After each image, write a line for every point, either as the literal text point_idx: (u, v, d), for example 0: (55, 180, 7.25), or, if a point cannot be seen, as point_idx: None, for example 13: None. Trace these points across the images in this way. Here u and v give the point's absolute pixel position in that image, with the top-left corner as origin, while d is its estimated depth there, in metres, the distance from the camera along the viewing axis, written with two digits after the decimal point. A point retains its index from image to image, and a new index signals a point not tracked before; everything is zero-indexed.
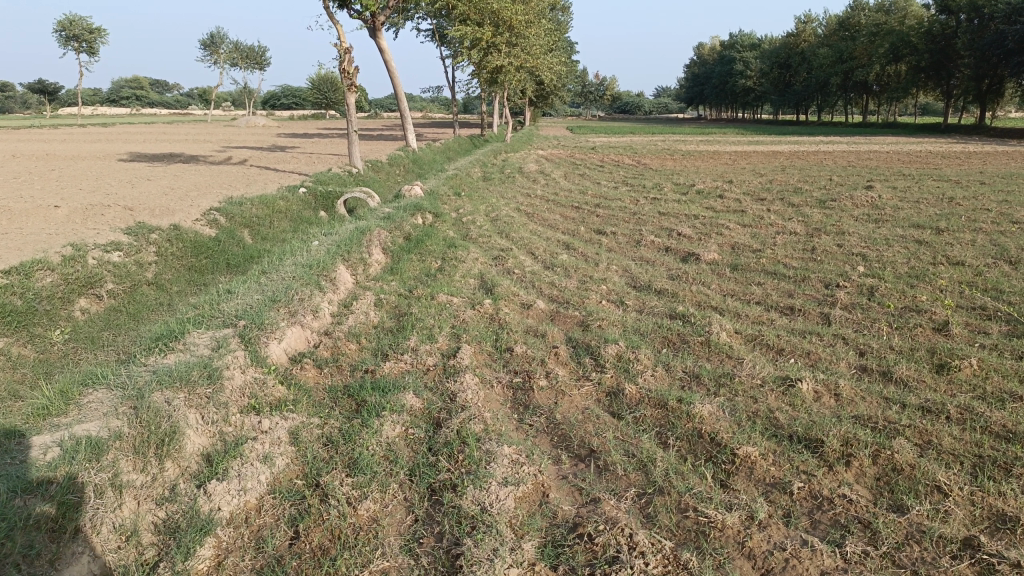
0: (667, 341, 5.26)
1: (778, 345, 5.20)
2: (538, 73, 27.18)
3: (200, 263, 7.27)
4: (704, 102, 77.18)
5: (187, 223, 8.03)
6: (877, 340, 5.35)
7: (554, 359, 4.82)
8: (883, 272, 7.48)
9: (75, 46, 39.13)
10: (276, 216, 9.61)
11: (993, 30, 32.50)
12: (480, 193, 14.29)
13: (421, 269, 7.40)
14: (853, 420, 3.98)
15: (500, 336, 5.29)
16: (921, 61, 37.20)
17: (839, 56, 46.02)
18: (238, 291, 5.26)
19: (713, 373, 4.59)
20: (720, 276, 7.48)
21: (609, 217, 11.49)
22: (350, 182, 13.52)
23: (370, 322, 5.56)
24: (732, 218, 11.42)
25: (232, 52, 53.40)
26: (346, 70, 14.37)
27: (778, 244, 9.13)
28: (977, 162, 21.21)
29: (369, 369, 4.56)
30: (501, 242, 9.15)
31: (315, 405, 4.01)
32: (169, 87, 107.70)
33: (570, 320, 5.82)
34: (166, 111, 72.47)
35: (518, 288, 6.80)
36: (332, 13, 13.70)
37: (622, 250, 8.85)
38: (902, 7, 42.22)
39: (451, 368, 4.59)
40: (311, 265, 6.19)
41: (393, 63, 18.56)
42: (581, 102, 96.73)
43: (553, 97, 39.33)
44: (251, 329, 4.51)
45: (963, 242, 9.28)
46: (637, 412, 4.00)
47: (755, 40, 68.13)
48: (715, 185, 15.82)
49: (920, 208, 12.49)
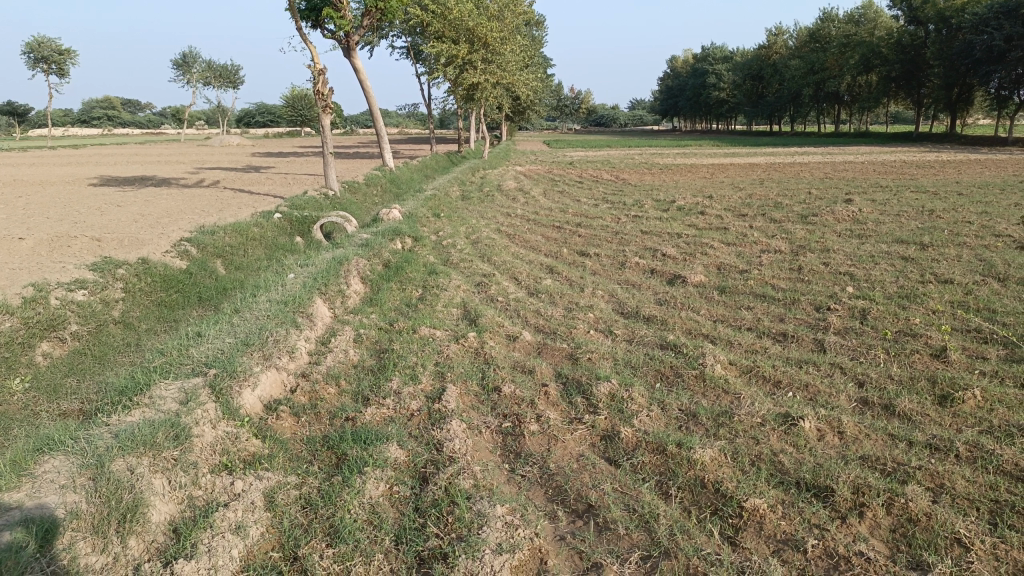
0: (660, 375, 5.06)
1: (775, 377, 5.02)
2: (515, 89, 27.08)
3: (171, 298, 6.99)
4: (679, 114, 77.75)
5: (156, 255, 7.74)
6: (875, 369, 5.19)
7: (544, 399, 4.60)
8: (873, 293, 7.35)
9: (43, 69, 38.55)
10: (250, 244, 9.34)
11: (961, 40, 32.98)
12: (459, 213, 14.09)
13: (401, 299, 7.16)
14: (862, 462, 3.80)
15: (486, 373, 5.06)
16: (891, 71, 37.65)
17: (810, 67, 46.51)
18: (209, 334, 4.99)
19: (710, 411, 4.39)
20: (709, 300, 7.32)
21: (592, 237, 11.32)
22: (326, 205, 13.25)
23: (349, 361, 5.31)
24: (715, 236, 11.30)
25: (204, 71, 52.93)
26: (321, 91, 14.15)
27: (765, 264, 9.00)
28: (952, 172, 21.37)
29: (350, 416, 4.31)
30: (483, 267, 8.93)
31: (292, 461, 3.76)
32: (141, 106, 106.62)
33: (558, 354, 5.60)
34: (139, 131, 71.65)
35: (503, 318, 6.58)
36: (304, 33, 13.50)
37: (607, 273, 8.67)
38: (870, 18, 42.84)
39: (437, 413, 4.35)
40: (286, 300, 5.93)
41: (368, 81, 18.47)
42: (556, 116, 97.07)
43: (530, 112, 39.29)
44: (223, 376, 4.25)
45: (949, 258, 9.20)
46: (634, 459, 3.78)
47: (727, 53, 68.81)
48: (696, 201, 15.72)
49: (902, 222, 12.46)
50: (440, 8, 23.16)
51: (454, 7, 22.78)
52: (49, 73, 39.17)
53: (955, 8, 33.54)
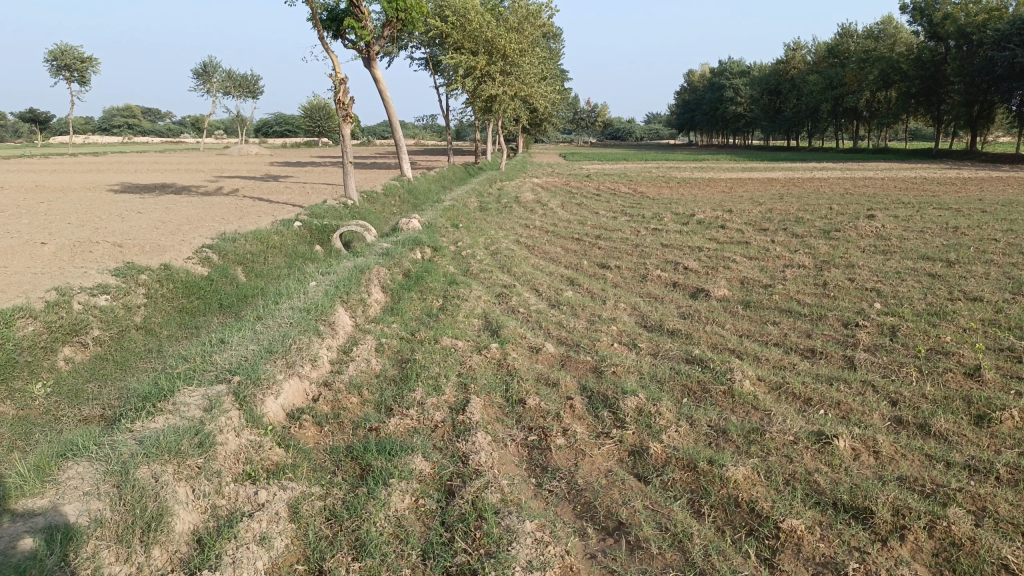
0: (688, 390, 4.96)
1: (805, 394, 4.91)
2: (533, 102, 27.12)
3: (192, 304, 6.98)
4: (695, 128, 77.68)
5: (177, 262, 7.73)
6: (908, 387, 5.07)
7: (570, 413, 4.51)
8: (901, 310, 7.23)
9: (65, 76, 38.96)
10: (270, 252, 9.33)
11: (982, 56, 32.73)
12: (477, 224, 14.06)
13: (422, 309, 7.10)
14: (899, 483, 3.70)
15: (510, 385, 4.99)
16: (911, 87, 37.42)
17: (829, 82, 46.37)
18: (232, 340, 4.94)
19: (741, 428, 4.30)
20: (734, 314, 7.22)
21: (611, 250, 11.23)
22: (345, 214, 13.25)
23: (371, 371, 5.24)
24: (737, 250, 11.19)
25: (225, 81, 53.46)
26: (341, 100, 14.19)
27: (788, 278, 8.89)
28: (973, 189, 21.15)
29: (373, 427, 4.24)
30: (503, 278, 8.87)
31: (315, 472, 3.69)
32: (160, 115, 107.74)
33: (582, 367, 5.51)
34: (158, 140, 72.38)
35: (525, 330, 6.50)
36: (326, 43, 13.55)
37: (629, 286, 8.58)
38: (890, 34, 42.65)
39: (462, 425, 4.27)
40: (308, 308, 5.88)
41: (388, 91, 18.53)
42: (572, 129, 97.20)
43: (547, 124, 39.34)
44: (247, 383, 4.20)
45: (977, 275, 9.05)
46: (665, 475, 3.69)
47: (744, 67, 68.73)
48: (715, 215, 15.61)
49: (926, 238, 12.30)
50: (460, 19, 23.26)
51: (474, 19, 22.87)
52: (71, 80, 39.58)
53: (976, 24, 33.30)
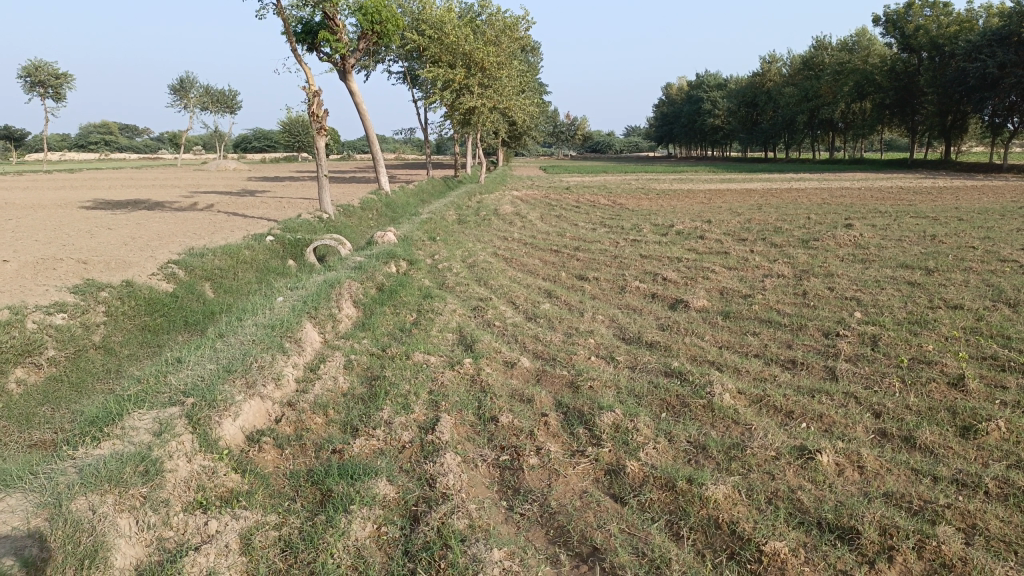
0: (666, 405, 4.80)
1: (787, 407, 4.76)
2: (512, 115, 27.06)
3: (155, 322, 6.73)
4: (674, 141, 78.17)
5: (141, 278, 7.48)
6: (891, 399, 4.94)
7: (544, 430, 4.33)
8: (882, 318, 7.13)
9: (40, 92, 38.44)
10: (241, 267, 9.10)
11: (954, 67, 33.14)
12: (455, 237, 13.88)
13: (394, 324, 6.91)
14: (885, 500, 3.55)
15: (482, 402, 4.80)
16: (886, 98, 37.79)
17: (805, 94, 46.84)
18: (189, 360, 4.72)
19: (720, 444, 4.14)
20: (713, 325, 7.09)
21: (590, 261, 11.09)
22: (320, 228, 13.03)
23: (338, 389, 5.03)
24: (716, 260, 11.09)
25: (202, 96, 53.03)
26: (316, 113, 13.99)
27: (768, 288, 8.79)
28: (949, 197, 21.30)
29: (337, 448, 4.04)
30: (479, 291, 8.69)
31: (272, 499, 3.49)
32: (138, 131, 106.83)
33: (558, 381, 5.34)
34: (135, 156, 71.68)
35: (501, 344, 6.32)
36: (300, 55, 13.38)
37: (607, 298, 8.43)
38: (864, 46, 43.17)
39: (430, 445, 4.07)
40: (273, 324, 5.66)
41: (364, 105, 18.37)
42: (552, 142, 97.53)
43: (526, 137, 39.32)
44: (201, 405, 3.99)
45: (957, 283, 9.00)
46: (642, 496, 3.52)
47: (721, 80, 69.31)
48: (694, 226, 15.56)
49: (904, 246, 12.30)
50: (437, 32, 23.19)
51: (451, 32, 22.80)
52: (45, 97, 39.05)
53: (948, 35, 33.75)
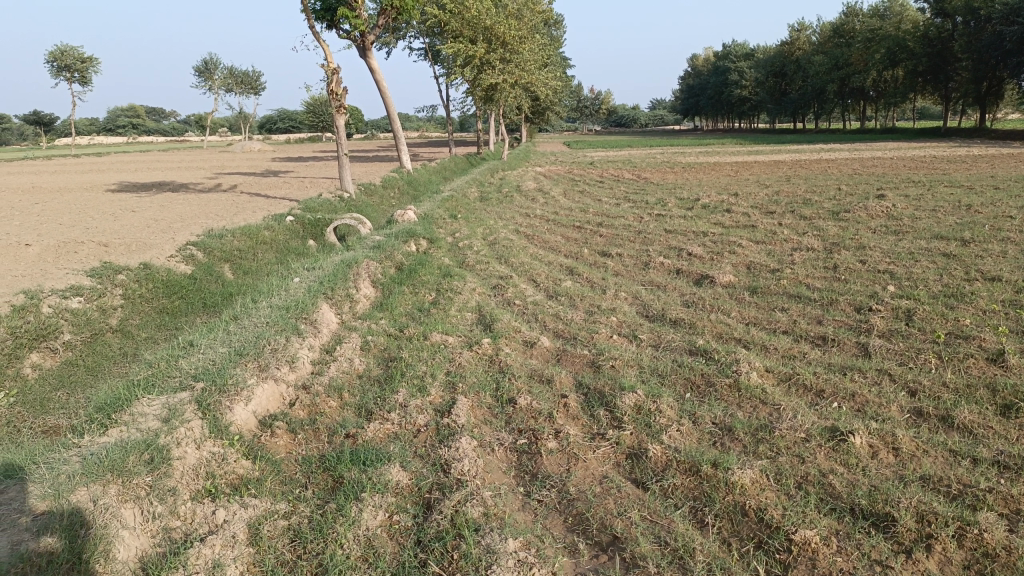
0: (690, 384, 4.64)
1: (817, 386, 4.57)
2: (534, 90, 26.72)
3: (173, 304, 6.69)
4: (700, 113, 76.96)
5: (159, 260, 7.43)
6: (927, 376, 4.73)
7: (564, 413, 4.19)
8: (916, 292, 6.87)
9: (66, 76, 38.71)
10: (260, 247, 9.04)
11: (990, 31, 32.07)
12: (477, 214, 13.73)
13: (413, 304, 6.79)
14: (922, 484, 3.37)
15: (501, 383, 4.67)
16: (918, 64, 36.75)
17: (834, 63, 45.69)
18: (201, 344, 4.63)
19: (747, 425, 3.98)
20: (740, 301, 6.89)
21: (613, 236, 10.89)
22: (340, 208, 12.94)
23: (353, 371, 4.93)
24: (743, 234, 10.83)
25: (226, 77, 53.12)
26: (334, 91, 13.84)
27: (797, 262, 8.53)
28: (985, 166, 20.65)
29: (351, 433, 3.93)
30: (500, 269, 8.55)
31: (283, 485, 3.40)
32: (164, 114, 107.63)
33: (578, 361, 5.19)
34: (163, 139, 72.26)
35: (520, 323, 6.18)
36: (318, 32, 13.22)
37: (630, 274, 8.24)
38: (896, 12, 41.94)
39: (446, 429, 3.95)
40: (288, 306, 5.57)
41: (384, 82, 18.17)
42: (576, 117, 96.53)
43: (549, 112, 38.86)
44: (212, 389, 3.91)
45: (994, 253, 8.67)
46: (665, 481, 3.37)
47: (748, 50, 67.89)
48: (720, 199, 15.24)
49: (938, 217, 11.91)
50: (458, 7, 22.84)
51: (472, 6, 22.44)
52: (72, 81, 39.35)
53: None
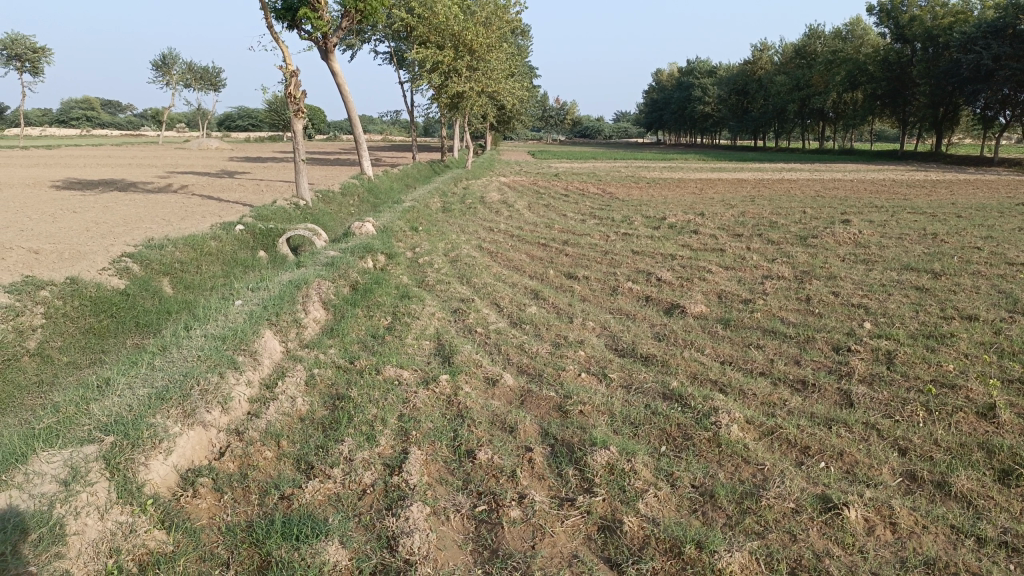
0: (666, 437, 4.25)
1: (803, 442, 4.22)
2: (501, 99, 26.31)
3: (102, 325, 6.11)
4: (663, 128, 77.56)
5: (89, 273, 6.82)
6: (917, 433, 4.41)
7: (528, 471, 3.76)
8: (894, 331, 6.60)
9: (17, 65, 37.27)
10: (205, 260, 8.45)
11: (948, 59, 32.60)
12: (438, 227, 13.29)
13: (366, 330, 6.31)
14: (927, 571, 3.03)
15: (459, 431, 4.21)
16: (877, 88, 37.28)
17: (796, 83, 46.35)
18: (118, 383, 4.10)
19: (730, 491, 3.60)
20: (713, 335, 6.55)
21: (579, 257, 10.54)
22: (295, 216, 12.36)
23: (295, 414, 4.43)
24: (712, 259, 10.53)
25: (185, 73, 51.83)
26: (292, 94, 13.27)
27: (768, 292, 8.25)
28: (943, 192, 20.87)
29: (286, 494, 3.45)
30: (461, 290, 8.10)
31: (201, 564, 2.93)
32: (119, 107, 104.84)
33: (544, 404, 4.76)
34: (117, 132, 70.20)
35: (482, 355, 5.74)
36: (277, 32, 12.62)
37: (598, 300, 7.86)
38: (858, 36, 42.63)
39: (395, 492, 3.50)
40: (225, 335, 5.06)
41: (347, 85, 17.60)
42: (541, 125, 96.57)
43: (515, 120, 38.59)
44: (123, 443, 3.42)
45: (966, 288, 8.49)
46: (642, 564, 2.98)
47: (711, 66, 68.61)
48: (687, 218, 14.99)
49: (905, 246, 11.79)
50: (425, 12, 22.40)
51: (440, 12, 22.03)
52: (23, 71, 37.91)
53: (943, 27, 33.12)
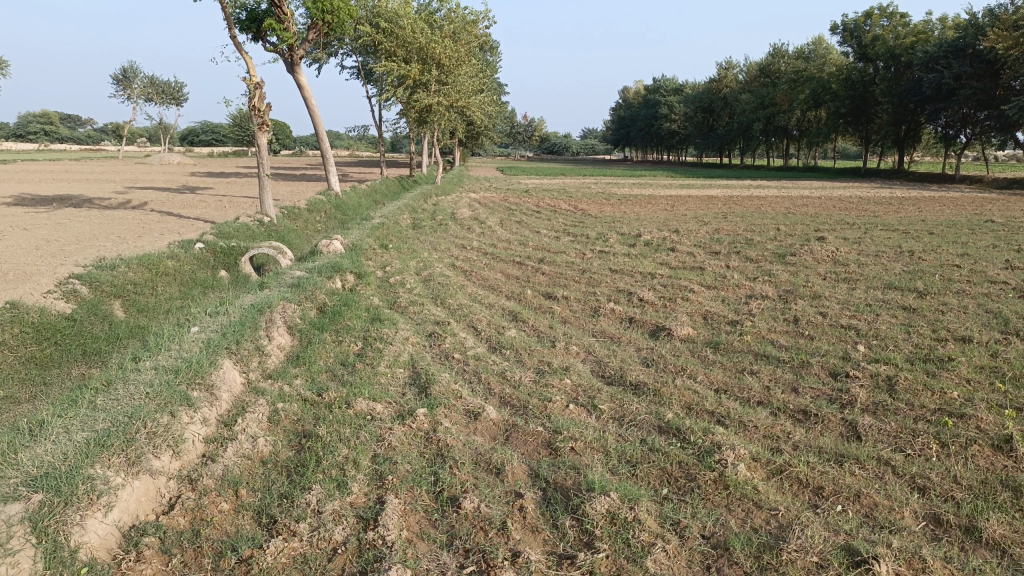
0: (667, 477, 3.88)
1: (816, 482, 3.89)
2: (470, 114, 26.00)
3: (44, 353, 5.59)
4: (631, 145, 78.05)
5: (32, 297, 6.29)
6: (934, 469, 4.09)
7: (520, 522, 3.36)
8: (890, 354, 6.32)
9: None
10: (161, 280, 7.93)
11: (910, 78, 33.06)
12: (409, 244, 12.87)
13: (335, 356, 5.86)
14: None
15: (440, 474, 3.79)
16: (841, 107, 37.73)
17: (761, 101, 46.79)
18: (53, 426, 3.64)
19: (746, 542, 3.25)
20: (704, 360, 6.21)
21: (556, 275, 10.18)
22: (259, 233, 11.86)
23: (256, 456, 3.98)
24: (692, 277, 10.24)
25: (147, 86, 50.86)
26: (257, 107, 12.77)
27: (755, 312, 7.98)
28: (912, 209, 20.95)
29: (245, 556, 3.01)
30: (435, 312, 7.69)
31: None
32: (79, 122, 102.74)
33: (532, 441, 4.37)
34: (74, 147, 68.41)
35: (461, 384, 5.32)
36: (240, 43, 12.16)
37: (579, 322, 7.49)
38: (821, 55, 43.19)
39: (371, 552, 3.07)
40: (179, 367, 4.60)
41: (313, 98, 17.12)
42: (509, 141, 96.68)
43: (483, 136, 38.26)
44: (53, 501, 2.97)
45: (953, 308, 8.28)
46: None
47: (677, 84, 69.25)
48: (662, 235, 14.76)
49: (884, 264, 11.62)
50: (392, 26, 22.04)
51: (408, 26, 21.67)
52: None
53: (904, 46, 33.58)
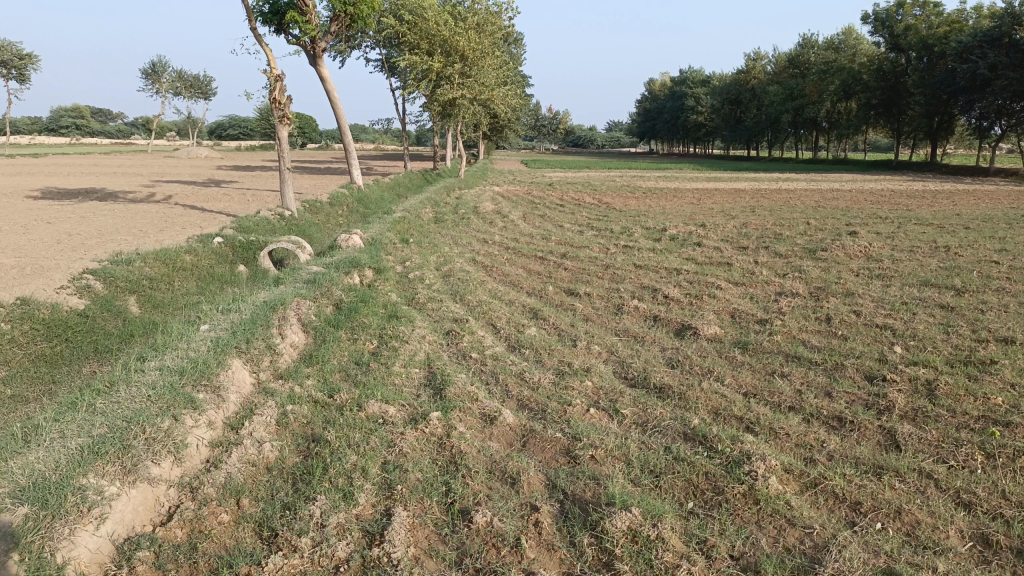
0: (692, 490, 3.66)
1: (853, 497, 3.64)
2: (494, 107, 25.75)
3: (55, 351, 5.50)
4: (657, 137, 77.36)
5: (45, 293, 6.20)
6: (981, 483, 3.82)
7: (534, 539, 3.16)
8: (929, 356, 6.01)
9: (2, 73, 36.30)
10: (177, 275, 7.83)
11: (943, 68, 32.23)
12: (430, 239, 12.69)
13: (349, 355, 5.69)
14: None
15: (452, 485, 3.59)
16: (872, 98, 36.91)
17: (790, 93, 45.98)
18: (50, 430, 3.52)
19: (779, 565, 3.02)
20: (732, 361, 5.95)
21: (579, 271, 9.95)
22: (279, 227, 11.76)
23: (261, 462, 3.81)
24: (719, 273, 9.94)
25: (175, 81, 51.20)
26: (277, 99, 12.64)
27: (785, 310, 7.69)
28: (946, 202, 20.34)
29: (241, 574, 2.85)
30: (454, 309, 7.50)
31: None
32: (110, 116, 104.05)
33: (550, 447, 4.16)
34: (104, 141, 69.20)
35: (477, 387, 5.12)
36: (260, 35, 12.04)
37: (602, 320, 7.26)
38: (851, 45, 42.32)
39: (375, 571, 2.89)
40: (185, 368, 4.46)
41: (336, 91, 17.00)
42: (533, 135, 96.28)
43: (507, 129, 37.98)
44: (40, 515, 2.84)
45: (994, 307, 7.92)
46: None
47: (704, 76, 68.45)
48: (688, 230, 14.45)
49: (918, 259, 11.22)
50: (416, 18, 21.86)
51: (431, 18, 21.49)
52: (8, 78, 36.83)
53: (938, 36, 32.73)
